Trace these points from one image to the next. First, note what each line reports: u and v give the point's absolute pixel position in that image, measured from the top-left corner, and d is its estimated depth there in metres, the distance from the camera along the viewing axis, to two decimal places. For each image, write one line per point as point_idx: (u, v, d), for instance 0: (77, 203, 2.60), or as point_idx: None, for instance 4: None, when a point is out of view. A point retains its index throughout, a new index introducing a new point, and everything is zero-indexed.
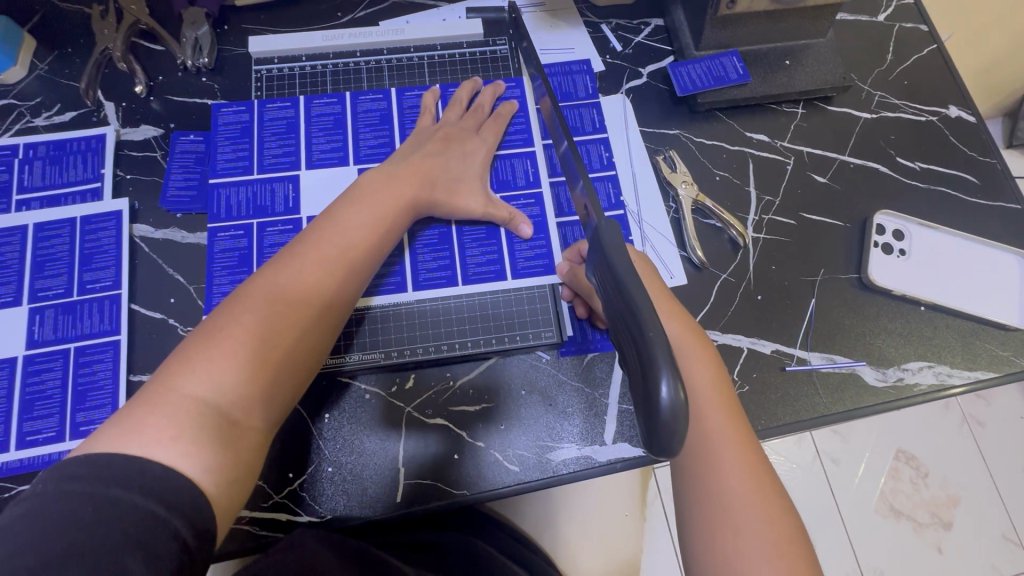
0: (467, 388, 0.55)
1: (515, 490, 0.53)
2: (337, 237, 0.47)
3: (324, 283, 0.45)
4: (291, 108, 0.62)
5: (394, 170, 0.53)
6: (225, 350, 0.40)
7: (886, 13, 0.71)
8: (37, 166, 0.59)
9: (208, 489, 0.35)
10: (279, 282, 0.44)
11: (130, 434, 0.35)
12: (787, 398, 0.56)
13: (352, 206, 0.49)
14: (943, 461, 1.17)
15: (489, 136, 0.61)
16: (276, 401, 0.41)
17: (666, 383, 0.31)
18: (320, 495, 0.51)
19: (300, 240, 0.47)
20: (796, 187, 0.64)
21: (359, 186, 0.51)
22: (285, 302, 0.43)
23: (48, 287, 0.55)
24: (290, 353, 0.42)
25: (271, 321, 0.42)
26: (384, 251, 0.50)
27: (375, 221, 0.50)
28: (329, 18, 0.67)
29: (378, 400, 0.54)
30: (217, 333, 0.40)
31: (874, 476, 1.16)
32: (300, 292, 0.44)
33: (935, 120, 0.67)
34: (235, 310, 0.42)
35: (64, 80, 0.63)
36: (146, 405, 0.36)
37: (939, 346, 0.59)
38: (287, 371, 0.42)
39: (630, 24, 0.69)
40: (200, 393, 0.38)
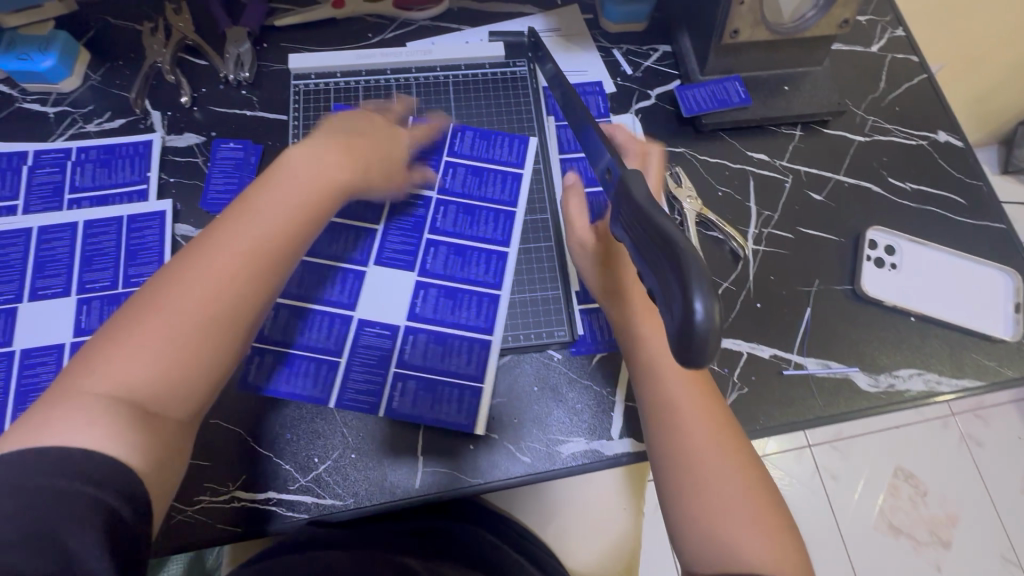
0: (419, 397, 0.57)
1: (523, 480, 0.56)
2: (248, 222, 0.47)
3: (232, 268, 0.45)
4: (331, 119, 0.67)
5: (318, 151, 0.54)
6: (138, 341, 0.41)
7: (879, 44, 0.76)
8: (88, 168, 0.64)
9: (134, 462, 0.38)
10: (184, 276, 0.44)
11: (41, 429, 0.37)
12: (785, 400, 0.60)
13: (266, 189, 0.49)
14: (940, 479, 1.19)
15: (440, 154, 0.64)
16: (189, 389, 0.42)
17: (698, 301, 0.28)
18: (343, 480, 0.55)
19: (211, 229, 0.47)
20: (794, 203, 0.68)
21: (281, 166, 0.51)
22: (191, 290, 0.43)
23: (95, 279, 0.60)
24: (199, 341, 0.43)
25: (183, 307, 0.43)
26: (306, 233, 0.50)
27: (290, 200, 0.49)
28: (361, 38, 0.72)
29: (377, 410, 0.56)
30: (125, 329, 0.42)
31: (873, 492, 1.18)
32: (204, 281, 0.44)
33: (925, 143, 0.72)
34: (149, 301, 0.43)
35: (115, 89, 0.68)
36: (57, 401, 0.39)
37: (927, 354, 0.62)
38: (198, 361, 0.43)
39: (640, 49, 0.74)
40: (106, 387, 0.39)
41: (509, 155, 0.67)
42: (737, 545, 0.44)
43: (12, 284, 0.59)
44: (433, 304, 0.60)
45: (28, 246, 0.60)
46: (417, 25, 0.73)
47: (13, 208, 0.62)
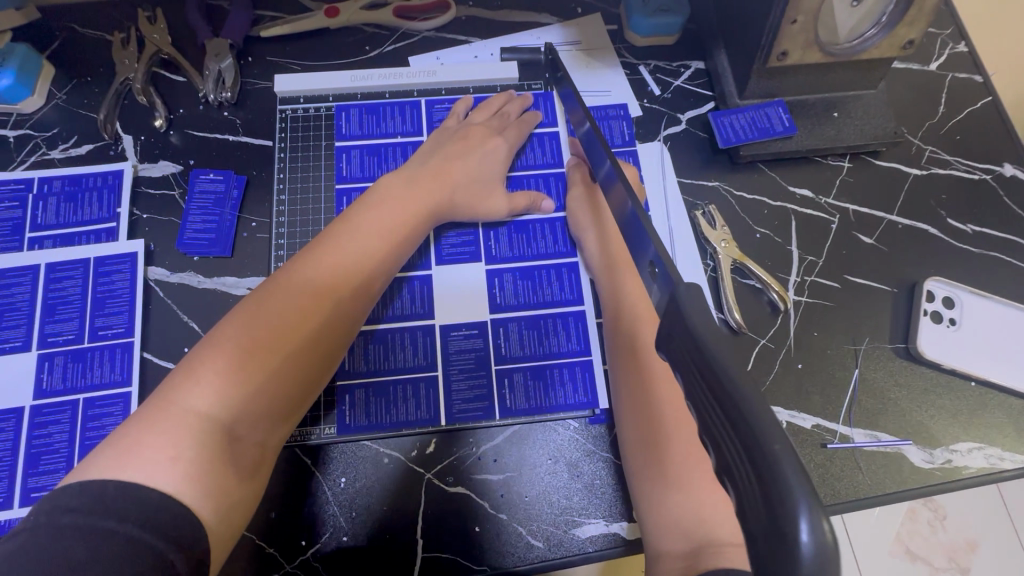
0: (530, 389, 0.54)
1: (534, 567, 0.50)
2: (348, 243, 0.48)
3: (334, 289, 0.46)
4: (340, 119, 0.61)
5: (414, 175, 0.54)
6: (231, 360, 0.40)
7: (938, 62, 0.68)
8: (51, 202, 0.57)
9: (205, 516, 0.35)
10: (287, 290, 0.44)
11: (128, 455, 0.35)
12: (828, 478, 0.53)
13: (367, 212, 0.50)
14: (962, 506, 1.14)
15: (515, 132, 0.60)
16: (274, 409, 0.42)
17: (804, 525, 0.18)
18: (333, 566, 0.49)
19: (313, 246, 0.47)
20: (841, 247, 0.61)
21: (378, 191, 0.52)
22: (294, 306, 0.43)
23: (58, 332, 0.53)
24: (293, 359, 0.43)
25: (280, 328, 0.42)
26: (395, 258, 0.51)
27: (389, 227, 0.50)
28: (357, 52, 0.64)
29: (493, 412, 0.53)
30: (224, 340, 0.41)
31: (892, 517, 1.13)
32: (307, 298, 0.44)
33: (989, 178, 0.64)
34: (247, 318, 0.42)
35: (82, 110, 0.61)
36: (146, 423, 0.37)
37: (989, 425, 0.55)
38: (283, 380, 0.42)
39: (669, 66, 0.66)
40: (202, 404, 0.38)
41: (541, 156, 0.62)
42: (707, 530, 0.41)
43: None
44: (514, 290, 0.57)
45: None
46: (420, 36, 0.65)
47: None
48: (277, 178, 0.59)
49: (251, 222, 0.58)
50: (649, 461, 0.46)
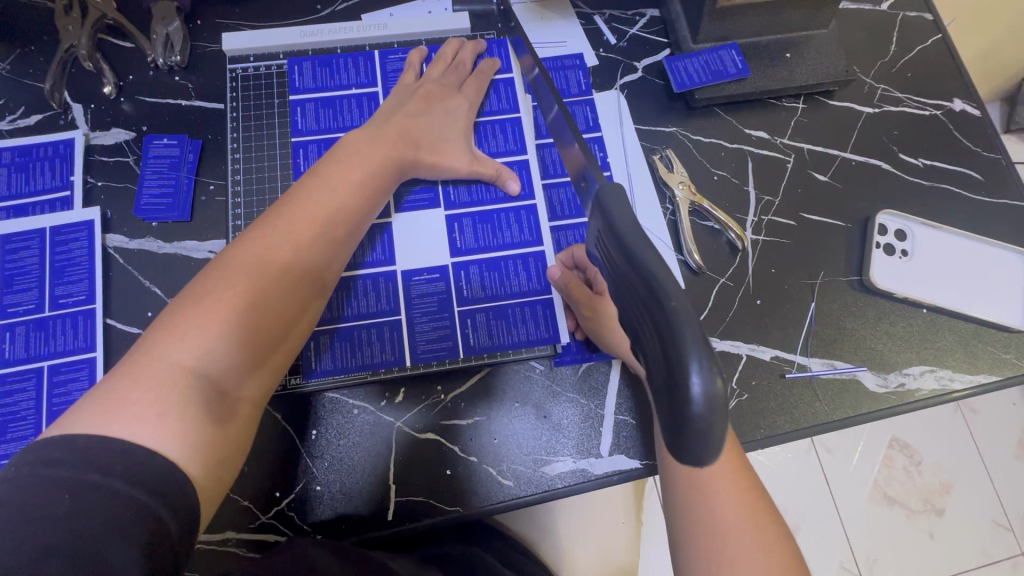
0: (492, 327, 0.55)
1: (509, 505, 0.51)
2: (322, 196, 0.47)
3: (313, 244, 0.45)
4: (294, 70, 0.60)
5: (376, 130, 0.53)
6: (215, 315, 0.39)
7: (889, 2, 0.69)
8: (2, 174, 0.56)
9: (195, 472, 0.35)
10: (264, 245, 0.43)
11: (110, 411, 0.34)
12: (787, 407, 0.55)
13: (338, 165, 0.49)
14: (936, 450, 1.18)
15: (472, 86, 0.60)
16: (261, 363, 0.41)
17: (696, 373, 0.23)
18: (309, 515, 0.50)
19: (284, 201, 0.46)
20: (796, 186, 0.62)
21: (343, 145, 0.51)
22: (274, 261, 0.43)
23: (17, 302, 0.53)
24: (277, 312, 0.42)
25: (263, 283, 0.42)
26: (369, 213, 0.50)
27: (362, 180, 0.50)
28: (309, 11, 0.63)
29: (457, 351, 0.54)
30: (204, 295, 0.39)
31: (869, 464, 1.17)
32: (287, 253, 0.43)
33: (939, 113, 0.65)
34: (225, 272, 0.41)
35: (28, 80, 0.60)
36: (129, 379, 0.35)
37: (941, 349, 0.57)
38: (267, 334, 0.42)
39: (624, 15, 0.66)
40: (189, 357, 0.37)
41: (499, 102, 0.62)
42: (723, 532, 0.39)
43: None
44: (473, 235, 0.57)
45: None
46: None
47: None
48: (231, 139, 0.58)
49: (208, 185, 0.57)
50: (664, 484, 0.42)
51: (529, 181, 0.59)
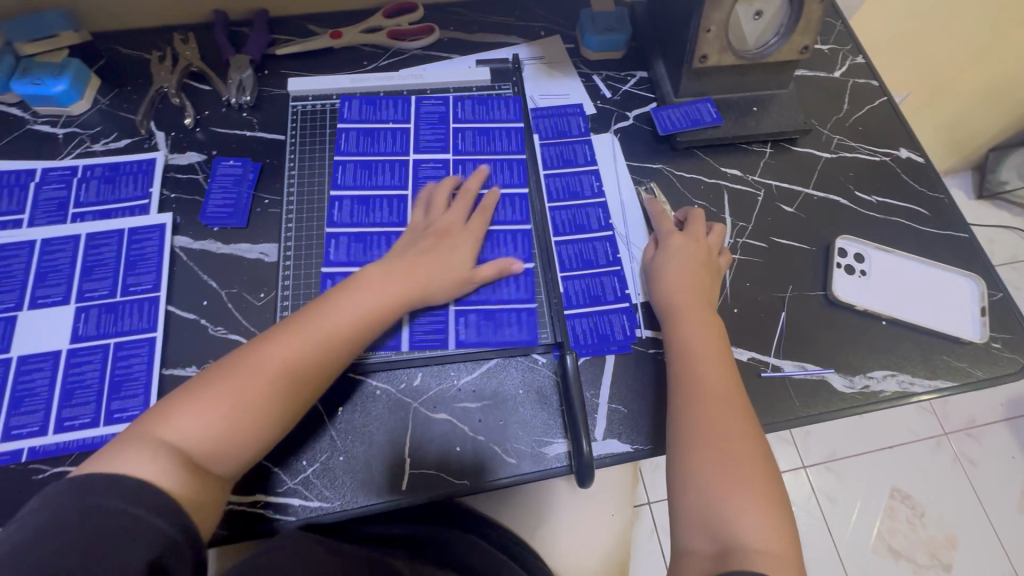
0: (501, 321, 0.62)
1: (509, 480, 0.56)
2: (319, 317, 0.54)
3: (302, 362, 0.52)
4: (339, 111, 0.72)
5: (392, 265, 0.59)
6: (205, 403, 0.48)
7: (841, 70, 0.82)
8: (93, 184, 0.67)
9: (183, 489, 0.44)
10: (265, 356, 0.51)
11: (108, 463, 0.43)
12: (764, 402, 0.61)
13: (347, 288, 0.57)
14: (936, 502, 1.38)
15: (477, 222, 0.65)
16: (236, 458, 0.48)
17: (585, 442, 0.55)
18: (332, 482, 0.55)
19: (297, 317, 0.55)
20: (767, 215, 0.72)
21: (359, 278, 0.58)
22: (265, 366, 0.51)
23: (94, 289, 0.62)
24: (259, 416, 0.49)
25: (250, 380, 0.50)
26: (358, 348, 0.56)
27: (363, 314, 0.56)
28: (356, 65, 0.77)
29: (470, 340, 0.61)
30: (201, 386, 0.49)
31: (870, 519, 1.36)
32: (278, 369, 0.51)
33: (888, 159, 0.76)
34: (224, 370, 0.50)
35: (122, 112, 0.72)
36: (128, 444, 0.45)
37: (901, 357, 0.64)
38: (247, 432, 0.49)
39: (618, 75, 0.79)
40: (175, 435, 0.46)
41: (511, 137, 0.72)
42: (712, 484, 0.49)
43: (13, 293, 0.61)
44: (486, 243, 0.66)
45: (32, 257, 0.63)
46: (409, 53, 0.79)
47: (18, 222, 0.65)
48: (288, 163, 0.69)
49: (265, 199, 0.68)
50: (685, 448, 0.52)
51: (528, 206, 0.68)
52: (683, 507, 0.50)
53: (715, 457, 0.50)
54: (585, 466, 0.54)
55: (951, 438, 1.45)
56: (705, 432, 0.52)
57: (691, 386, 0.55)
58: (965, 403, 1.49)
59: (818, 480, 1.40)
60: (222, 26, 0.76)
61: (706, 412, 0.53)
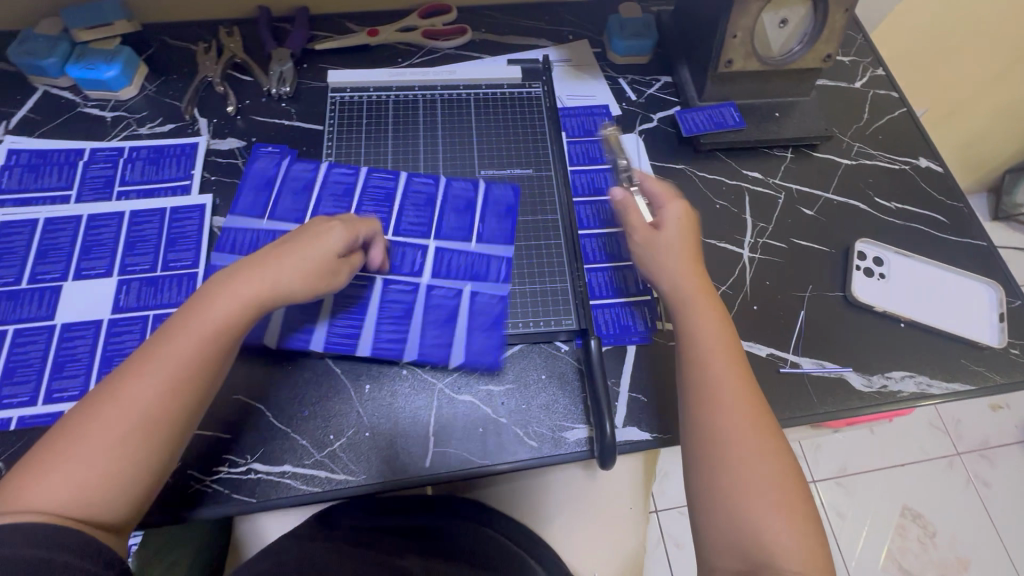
0: (526, 308, 0.64)
1: (529, 463, 0.58)
2: (190, 324, 0.49)
3: (153, 394, 0.46)
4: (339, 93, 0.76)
5: (268, 253, 0.54)
6: (81, 447, 0.43)
7: (862, 80, 0.84)
8: (138, 165, 0.70)
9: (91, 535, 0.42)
10: (107, 400, 0.45)
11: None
12: (782, 396, 0.62)
13: (216, 287, 0.51)
14: (947, 523, 1.36)
15: (339, 212, 0.60)
16: (120, 506, 0.44)
17: (608, 426, 0.56)
18: (357, 456, 0.57)
19: (151, 339, 0.49)
20: (787, 217, 0.73)
21: (224, 275, 0.52)
22: (141, 388, 0.46)
23: (135, 263, 0.64)
24: (125, 460, 0.44)
25: (130, 406, 0.45)
26: (223, 351, 0.50)
27: (210, 326, 0.49)
28: (391, 62, 0.80)
29: (495, 326, 0.63)
30: (73, 432, 0.44)
31: (880, 538, 1.34)
32: (126, 409, 0.45)
33: (907, 168, 0.78)
34: (96, 406, 0.45)
35: (167, 99, 0.75)
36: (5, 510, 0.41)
37: (919, 359, 0.65)
38: (118, 477, 0.44)
39: (644, 79, 0.82)
40: (50, 488, 0.42)
41: (539, 134, 0.75)
42: (749, 519, 0.47)
43: (58, 265, 0.63)
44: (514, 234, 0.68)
45: (78, 231, 0.65)
46: (442, 52, 0.82)
47: (66, 198, 0.68)
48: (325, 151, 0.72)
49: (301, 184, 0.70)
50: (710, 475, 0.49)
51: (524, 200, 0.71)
52: (704, 524, 0.49)
53: (737, 476, 0.48)
54: (607, 450, 0.55)
55: (965, 459, 1.44)
56: (729, 453, 0.49)
57: (708, 400, 0.52)
58: (978, 425, 1.48)
59: (828, 496, 1.39)
60: (265, 21, 0.79)
61: (727, 432, 0.50)
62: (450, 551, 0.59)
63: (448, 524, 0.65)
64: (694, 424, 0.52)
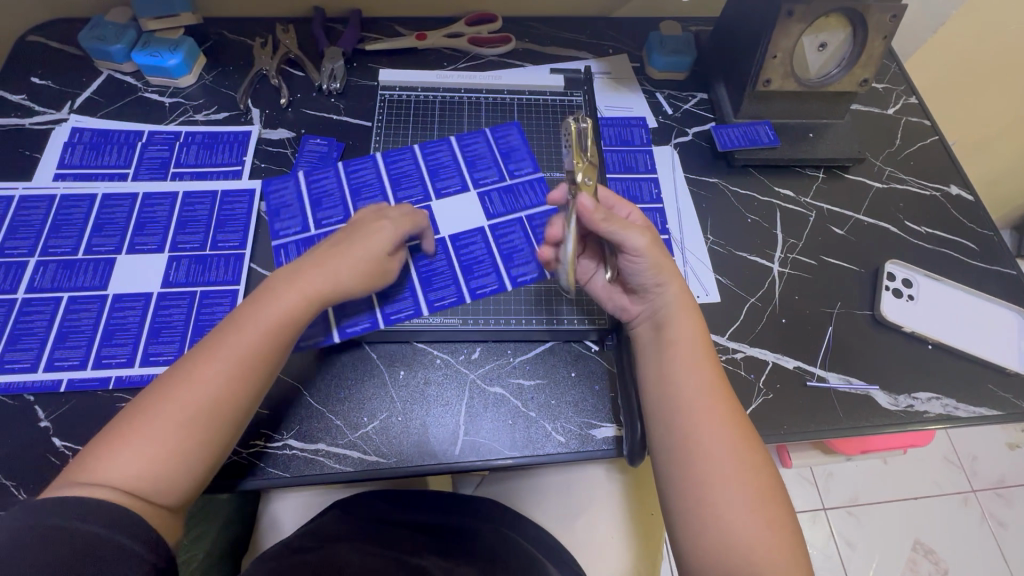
0: (560, 305, 0.65)
1: (556, 457, 0.59)
2: (259, 316, 0.52)
3: (221, 384, 0.49)
4: (513, 129, 0.75)
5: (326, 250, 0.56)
6: (156, 426, 0.46)
7: (895, 107, 0.86)
8: (193, 148, 0.73)
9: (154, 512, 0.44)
10: (182, 382, 0.48)
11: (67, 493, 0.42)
12: (809, 409, 0.63)
13: (281, 284, 0.53)
14: (960, 560, 1.33)
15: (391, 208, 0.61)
16: (183, 483, 0.46)
17: (638, 424, 0.57)
18: (389, 440, 0.58)
19: (220, 329, 0.51)
20: (817, 234, 0.74)
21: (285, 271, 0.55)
22: (217, 374, 0.49)
23: (186, 242, 0.67)
24: (192, 437, 0.47)
25: (204, 393, 0.48)
26: (285, 348, 0.53)
27: (277, 319, 0.52)
28: (438, 65, 0.83)
29: (529, 320, 0.64)
30: (147, 410, 0.47)
31: (890, 571, 1.32)
32: (196, 397, 0.47)
33: (938, 194, 0.79)
34: (169, 387, 0.48)
35: (223, 89, 0.79)
36: (77, 476, 0.43)
37: (946, 381, 0.65)
38: (180, 453, 0.46)
39: (680, 95, 0.84)
40: (129, 459, 0.44)
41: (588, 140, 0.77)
42: (732, 528, 0.47)
43: (113, 238, 0.66)
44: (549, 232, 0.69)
45: (132, 208, 0.68)
46: (486, 59, 0.85)
47: (124, 175, 0.71)
48: (372, 145, 0.75)
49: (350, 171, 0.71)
50: (688, 484, 0.49)
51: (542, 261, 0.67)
52: (684, 535, 0.49)
53: (724, 494, 0.48)
54: (637, 450, 0.57)
55: (979, 495, 1.41)
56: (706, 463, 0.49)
57: (693, 415, 0.51)
58: (995, 462, 1.46)
59: (838, 524, 1.37)
60: (320, 20, 0.83)
61: (704, 440, 0.50)
62: (470, 549, 0.60)
63: (469, 522, 0.65)
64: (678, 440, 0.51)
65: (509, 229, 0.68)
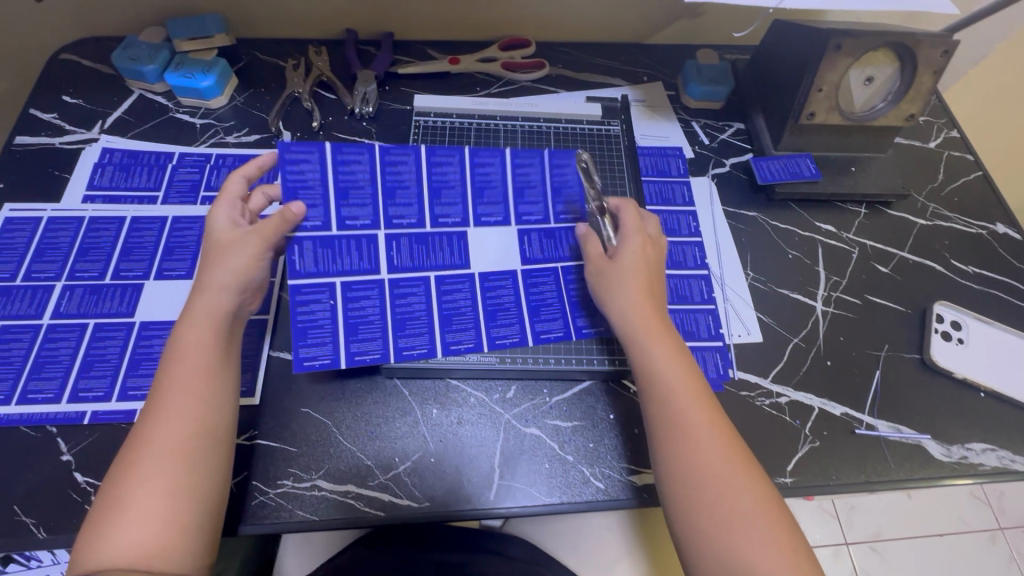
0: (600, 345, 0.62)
1: (595, 505, 0.56)
2: (185, 353, 0.51)
3: (180, 429, 0.47)
4: (575, 157, 0.65)
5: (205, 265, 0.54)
6: (134, 493, 0.45)
7: (936, 141, 0.84)
8: (223, 171, 0.72)
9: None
10: (142, 443, 0.47)
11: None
12: (858, 459, 0.60)
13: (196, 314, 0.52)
14: None
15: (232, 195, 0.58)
16: (189, 541, 0.45)
17: None
18: (421, 483, 0.56)
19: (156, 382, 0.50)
20: (861, 272, 0.72)
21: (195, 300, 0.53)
22: (171, 423, 0.48)
23: None
24: (178, 496, 0.45)
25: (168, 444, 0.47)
26: (224, 373, 0.52)
27: (202, 349, 0.51)
28: (471, 90, 0.82)
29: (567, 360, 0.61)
30: (123, 480, 0.45)
31: None
32: (163, 449, 0.46)
33: (985, 233, 0.76)
34: (134, 451, 0.47)
35: (254, 110, 0.78)
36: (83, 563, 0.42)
37: (1000, 432, 0.63)
38: (178, 518, 0.45)
39: (716, 124, 0.82)
40: (122, 533, 0.43)
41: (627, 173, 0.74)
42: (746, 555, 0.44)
43: (141, 263, 0.65)
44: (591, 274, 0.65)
45: (161, 232, 0.67)
46: (519, 84, 0.84)
47: (153, 198, 0.69)
48: None
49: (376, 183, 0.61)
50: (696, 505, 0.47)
51: (578, 309, 0.63)
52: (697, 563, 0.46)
53: (730, 517, 0.46)
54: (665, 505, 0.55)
55: (1007, 533, 1.36)
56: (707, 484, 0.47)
57: (684, 434, 0.50)
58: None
59: (861, 560, 1.33)
60: (353, 43, 0.82)
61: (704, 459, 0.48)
62: None
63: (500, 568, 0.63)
64: (692, 496, 0.47)
65: (542, 278, 0.64)
